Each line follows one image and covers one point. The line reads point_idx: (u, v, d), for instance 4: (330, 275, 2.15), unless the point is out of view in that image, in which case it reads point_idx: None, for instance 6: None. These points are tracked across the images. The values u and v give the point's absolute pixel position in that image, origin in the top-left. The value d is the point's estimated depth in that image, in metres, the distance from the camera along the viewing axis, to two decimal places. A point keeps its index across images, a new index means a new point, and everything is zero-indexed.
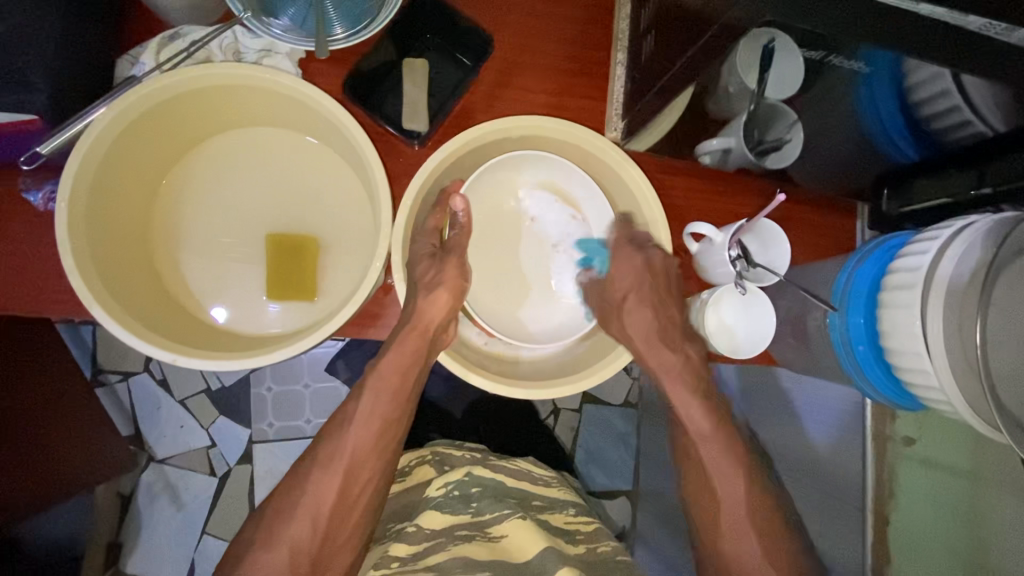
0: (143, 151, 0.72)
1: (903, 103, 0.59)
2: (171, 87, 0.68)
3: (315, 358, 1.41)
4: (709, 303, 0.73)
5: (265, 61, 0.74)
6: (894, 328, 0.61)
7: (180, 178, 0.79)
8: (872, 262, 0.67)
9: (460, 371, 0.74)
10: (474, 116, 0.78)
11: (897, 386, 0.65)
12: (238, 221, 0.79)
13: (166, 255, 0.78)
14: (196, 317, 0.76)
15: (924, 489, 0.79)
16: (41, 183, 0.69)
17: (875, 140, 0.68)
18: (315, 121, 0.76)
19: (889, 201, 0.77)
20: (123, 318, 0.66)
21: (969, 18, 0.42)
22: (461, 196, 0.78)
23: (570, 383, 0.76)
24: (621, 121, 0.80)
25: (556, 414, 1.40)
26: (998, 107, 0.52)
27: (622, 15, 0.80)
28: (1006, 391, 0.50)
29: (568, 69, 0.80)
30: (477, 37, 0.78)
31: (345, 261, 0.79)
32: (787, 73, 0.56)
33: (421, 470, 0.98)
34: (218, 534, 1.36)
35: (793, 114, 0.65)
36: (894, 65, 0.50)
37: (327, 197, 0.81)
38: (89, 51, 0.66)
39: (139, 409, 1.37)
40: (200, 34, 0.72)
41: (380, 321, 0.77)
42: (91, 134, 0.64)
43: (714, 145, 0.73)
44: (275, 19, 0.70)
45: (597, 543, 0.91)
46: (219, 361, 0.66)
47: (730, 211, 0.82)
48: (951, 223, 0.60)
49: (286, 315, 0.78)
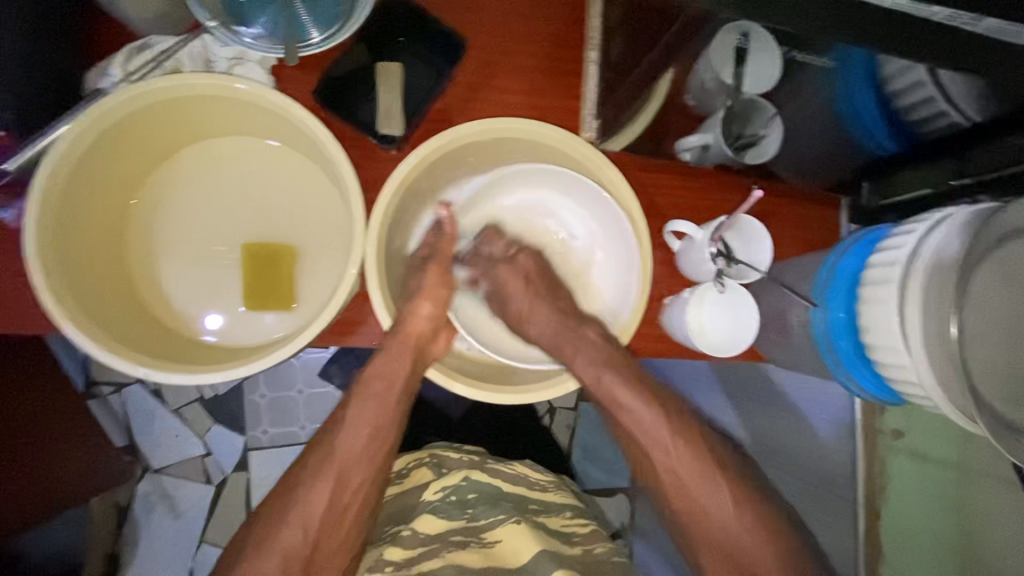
0: (112, 165, 0.71)
1: (879, 96, 0.58)
2: (137, 100, 0.67)
3: (308, 364, 1.40)
4: (691, 301, 0.72)
5: (237, 70, 0.73)
6: (874, 323, 0.61)
7: (154, 192, 0.78)
8: (852, 256, 0.66)
9: (442, 380, 0.75)
10: (450, 118, 0.78)
11: (879, 382, 0.64)
12: (214, 233, 0.79)
13: (143, 270, 0.77)
14: (175, 331, 0.76)
15: (915, 482, 0.79)
16: (12, 200, 0.68)
17: (854, 134, 0.67)
18: (286, 128, 0.75)
19: (869, 193, 0.77)
20: (98, 336, 0.66)
21: (933, 9, 0.42)
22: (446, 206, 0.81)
23: (540, 390, 0.75)
24: (596, 120, 0.80)
25: (552, 414, 1.39)
26: (972, 97, 0.51)
27: (594, 12, 0.79)
28: (984, 386, 0.49)
29: (542, 68, 0.79)
30: (449, 39, 0.77)
31: (323, 269, 0.79)
32: (763, 69, 0.59)
33: (418, 474, 0.96)
34: (215, 542, 1.36)
35: (770, 107, 0.66)
36: (864, 58, 0.49)
37: (303, 204, 0.80)
38: (55, 64, 0.65)
39: (134, 420, 1.37)
40: (169, 44, 0.71)
41: (362, 328, 0.77)
42: (57, 151, 0.64)
43: (693, 141, 0.74)
44: (245, 27, 0.69)
45: (594, 544, 0.91)
46: (195, 376, 0.66)
47: (710, 208, 0.81)
48: (929, 214, 0.59)
49: (264, 326, 0.78)
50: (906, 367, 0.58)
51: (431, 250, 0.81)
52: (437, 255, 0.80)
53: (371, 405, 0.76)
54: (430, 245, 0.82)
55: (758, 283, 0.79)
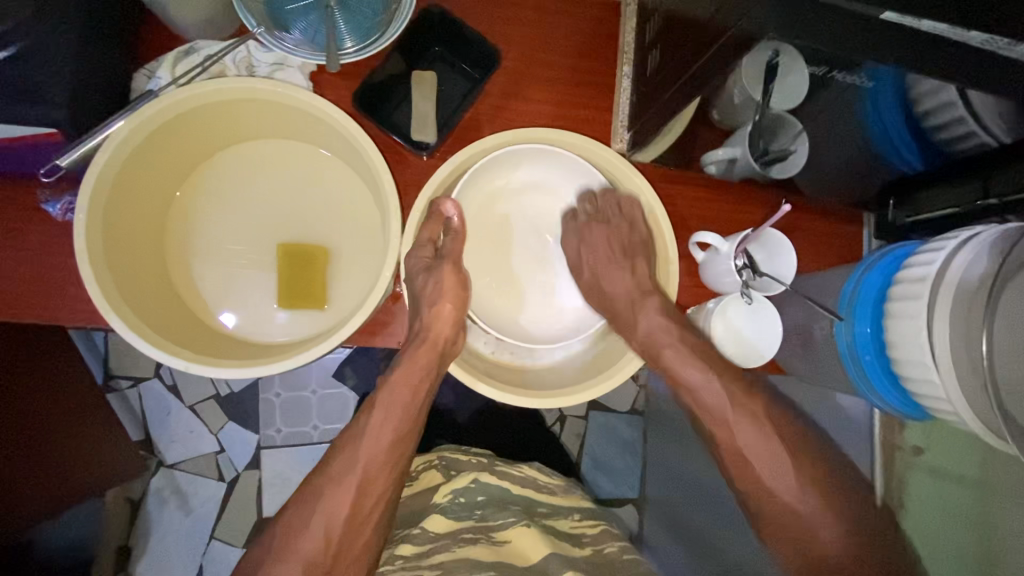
0: (157, 163, 0.74)
1: (909, 117, 0.59)
2: (186, 101, 0.70)
3: (323, 365, 1.42)
4: (715, 312, 0.75)
5: (278, 75, 0.75)
6: (901, 338, 0.61)
7: (193, 190, 0.80)
8: (878, 272, 0.67)
9: (467, 381, 0.76)
10: (482, 127, 0.80)
11: (903, 396, 0.65)
12: (249, 233, 0.81)
13: (180, 266, 0.79)
14: (208, 326, 0.78)
15: (934, 500, 0.79)
16: (61, 195, 0.71)
17: (880, 151, 0.68)
18: (326, 133, 0.77)
19: (895, 210, 0.77)
20: (138, 327, 0.68)
21: (970, 33, 0.42)
22: (452, 202, 0.77)
23: (570, 393, 0.77)
24: (627, 132, 0.81)
25: (562, 422, 1.39)
26: (1004, 118, 0.53)
27: (628, 27, 0.81)
28: (1013, 401, 0.50)
29: (573, 80, 0.81)
30: (483, 49, 0.79)
31: (356, 271, 0.81)
32: (792, 86, 0.57)
33: (428, 475, 0.97)
34: (226, 539, 1.37)
35: (799, 124, 0.66)
36: (898, 78, 0.51)
37: (337, 207, 0.82)
38: (108, 65, 0.68)
39: (151, 415, 1.39)
40: (215, 48, 0.73)
41: (389, 329, 0.78)
42: (108, 148, 0.66)
43: (720, 155, 0.74)
44: (288, 33, 0.72)
45: (602, 544, 0.92)
46: (229, 369, 0.67)
47: (735, 221, 0.82)
48: (956, 233, 0.59)
49: (295, 323, 0.80)
50: (932, 383, 0.58)
51: (440, 250, 0.79)
52: (447, 254, 0.78)
53: (396, 404, 0.78)
54: (434, 243, 0.78)
55: (781, 295, 0.80)
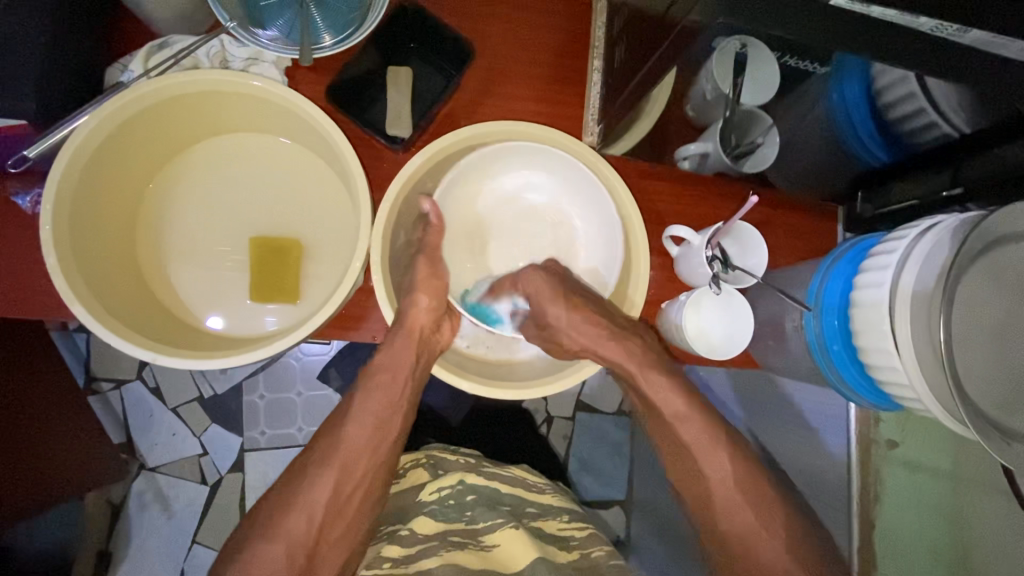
0: (128, 154, 0.74)
1: (872, 107, 0.60)
2: (157, 93, 0.70)
3: (308, 366, 1.41)
4: (687, 304, 0.74)
5: (253, 70, 0.75)
6: (865, 326, 0.62)
7: (166, 184, 0.80)
8: (845, 263, 0.67)
9: (448, 377, 0.76)
10: (458, 122, 0.80)
11: (872, 386, 0.65)
12: (224, 227, 0.81)
13: (153, 260, 0.79)
14: (183, 321, 0.77)
15: (911, 493, 0.79)
16: (29, 188, 0.70)
17: (845, 143, 0.68)
18: (298, 126, 0.77)
19: (864, 203, 0.78)
20: (108, 320, 0.67)
21: (921, 20, 0.42)
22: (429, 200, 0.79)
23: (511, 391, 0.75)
24: (598, 126, 0.82)
25: (549, 422, 1.39)
26: (962, 107, 0.53)
27: (599, 23, 0.82)
28: (972, 386, 0.51)
29: (548, 77, 0.82)
30: (456, 45, 0.80)
31: (328, 265, 0.81)
32: (763, 76, 0.58)
33: (415, 473, 0.95)
34: (207, 543, 1.35)
35: (769, 117, 0.68)
36: (858, 66, 0.51)
37: (313, 202, 0.82)
38: (80, 57, 0.68)
39: (132, 417, 1.37)
40: (187, 42, 0.73)
41: (363, 325, 0.78)
42: (76, 140, 0.66)
43: (692, 150, 0.75)
44: (262, 29, 0.72)
45: (590, 548, 0.91)
46: (199, 360, 0.67)
47: (706, 215, 0.83)
48: (918, 223, 0.60)
49: (269, 317, 0.79)
50: (897, 371, 0.59)
51: (420, 243, 0.80)
52: (427, 248, 0.79)
53: (372, 399, 0.78)
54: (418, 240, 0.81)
55: (754, 288, 0.80)
